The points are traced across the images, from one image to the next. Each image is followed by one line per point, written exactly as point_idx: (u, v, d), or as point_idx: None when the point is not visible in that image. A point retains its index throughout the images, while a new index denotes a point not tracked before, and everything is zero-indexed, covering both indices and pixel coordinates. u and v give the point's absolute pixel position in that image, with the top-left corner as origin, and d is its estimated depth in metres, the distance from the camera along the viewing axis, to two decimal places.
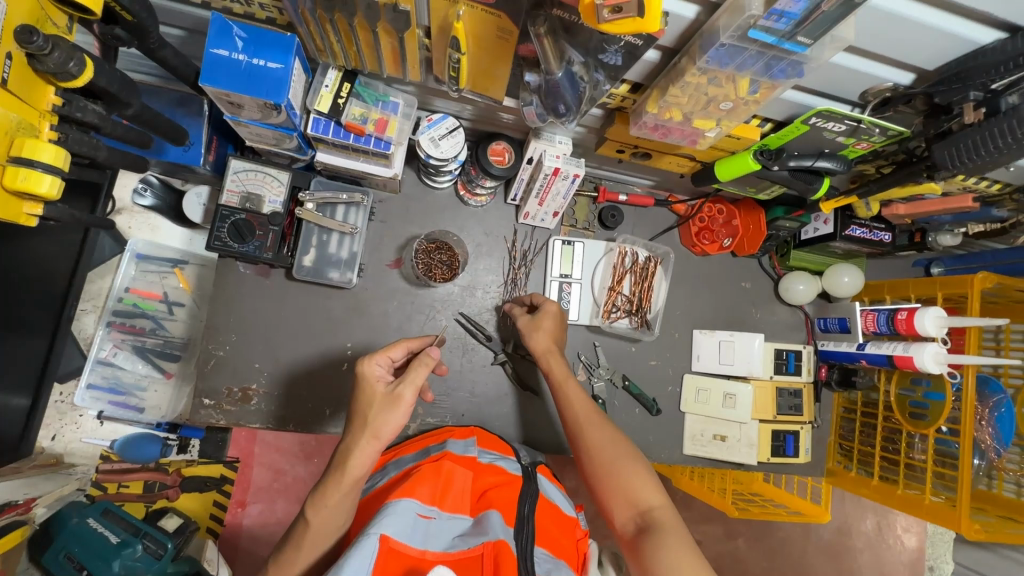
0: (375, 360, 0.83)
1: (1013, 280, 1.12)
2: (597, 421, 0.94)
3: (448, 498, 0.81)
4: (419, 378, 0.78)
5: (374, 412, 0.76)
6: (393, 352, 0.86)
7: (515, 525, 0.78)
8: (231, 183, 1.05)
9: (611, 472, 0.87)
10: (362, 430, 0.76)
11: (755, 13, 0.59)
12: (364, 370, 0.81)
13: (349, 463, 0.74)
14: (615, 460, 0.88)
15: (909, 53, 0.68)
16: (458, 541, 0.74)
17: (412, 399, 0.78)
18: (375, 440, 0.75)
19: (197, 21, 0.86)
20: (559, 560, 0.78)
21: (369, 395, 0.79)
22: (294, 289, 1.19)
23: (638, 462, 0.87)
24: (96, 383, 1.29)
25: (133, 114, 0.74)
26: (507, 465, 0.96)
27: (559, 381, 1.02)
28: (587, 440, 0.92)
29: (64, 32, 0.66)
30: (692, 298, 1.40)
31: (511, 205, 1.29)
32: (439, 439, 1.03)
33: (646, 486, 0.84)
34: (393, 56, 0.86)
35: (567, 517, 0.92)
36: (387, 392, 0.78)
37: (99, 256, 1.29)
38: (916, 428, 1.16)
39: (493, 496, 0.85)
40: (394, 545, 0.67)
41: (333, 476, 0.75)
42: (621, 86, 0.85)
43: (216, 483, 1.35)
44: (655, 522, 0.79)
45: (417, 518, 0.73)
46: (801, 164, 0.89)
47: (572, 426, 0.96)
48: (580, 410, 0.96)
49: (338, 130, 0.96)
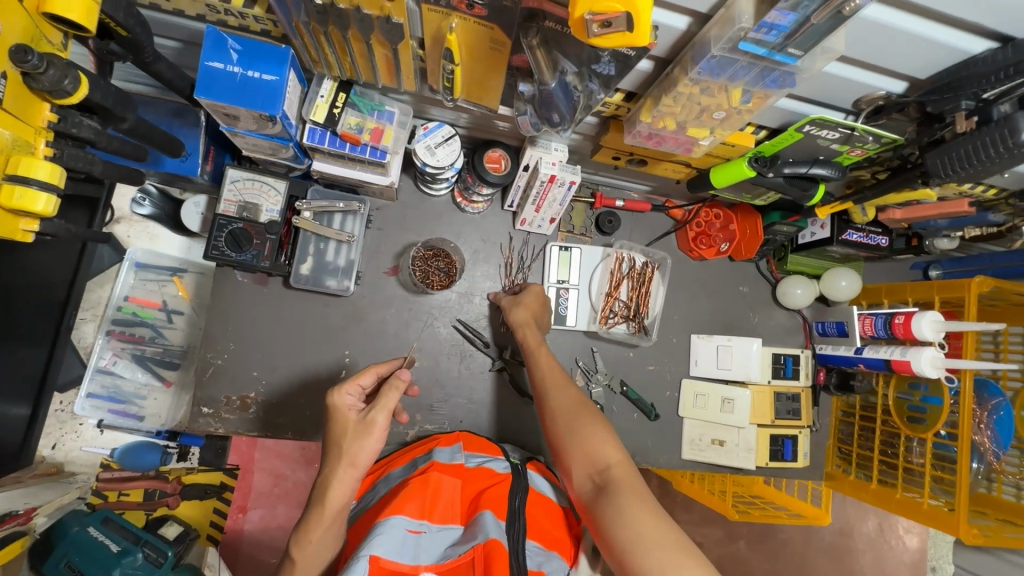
0: (345, 390, 0.82)
1: (1011, 284, 1.12)
2: (564, 387, 0.97)
3: (436, 510, 0.81)
4: (391, 402, 0.78)
5: (346, 443, 0.76)
6: (362, 379, 0.86)
7: (508, 519, 0.79)
8: (228, 193, 1.06)
9: (571, 433, 0.89)
10: (338, 459, 0.76)
11: (745, 25, 0.59)
12: (335, 402, 0.81)
13: (328, 494, 0.75)
14: (576, 421, 0.90)
15: (900, 62, 0.68)
16: (450, 551, 0.75)
17: (386, 424, 0.77)
18: (352, 468, 0.75)
19: (193, 33, 0.86)
20: (551, 553, 0.80)
21: (343, 425, 0.78)
22: (291, 297, 1.19)
23: (599, 423, 0.89)
24: (96, 392, 1.29)
25: (129, 127, 0.75)
26: (496, 465, 0.96)
27: (532, 350, 1.06)
28: (552, 404, 0.95)
29: (59, 49, 0.66)
30: (689, 303, 1.40)
31: (508, 211, 1.30)
32: (426, 448, 1.03)
33: (605, 445, 0.86)
34: (388, 67, 0.86)
35: (559, 508, 0.92)
36: (359, 420, 0.78)
37: (99, 265, 1.30)
38: (915, 432, 1.16)
39: (485, 497, 0.84)
40: (383, 564, 0.68)
41: (314, 509, 0.75)
42: (615, 95, 0.86)
43: (215, 490, 1.35)
44: (611, 480, 0.80)
45: (406, 534, 0.74)
46: (796, 171, 0.89)
47: (539, 394, 0.99)
48: (546, 378, 1.00)
49: (334, 140, 0.96)
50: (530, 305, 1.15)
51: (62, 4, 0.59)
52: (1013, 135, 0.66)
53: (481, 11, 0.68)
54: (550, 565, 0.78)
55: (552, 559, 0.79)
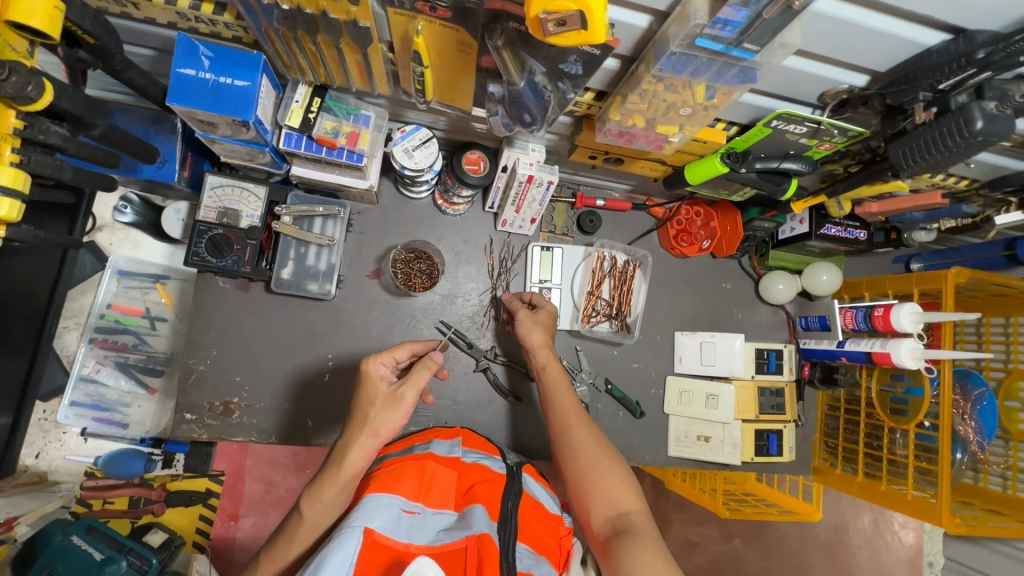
0: (380, 360, 0.89)
1: (989, 275, 1.12)
2: (584, 420, 0.97)
3: (432, 493, 0.83)
4: (421, 381, 0.84)
5: (374, 413, 0.82)
6: (396, 353, 0.92)
7: (500, 521, 0.79)
8: (207, 200, 1.06)
9: (592, 472, 0.90)
10: (362, 428, 0.81)
11: (700, 22, 0.60)
12: (368, 369, 0.87)
13: (346, 460, 0.80)
14: (597, 461, 0.90)
15: (858, 57, 0.69)
16: (443, 534, 0.75)
17: (413, 401, 0.83)
18: (374, 438, 0.80)
19: (166, 41, 0.87)
20: (541, 557, 0.80)
21: (372, 394, 0.84)
22: (273, 302, 1.19)
23: (619, 466, 0.90)
24: (79, 401, 1.29)
25: (100, 134, 0.76)
26: (492, 463, 0.95)
27: (551, 377, 1.04)
28: (572, 436, 0.94)
29: (23, 55, 0.64)
30: (672, 301, 1.41)
31: (489, 213, 1.31)
32: (425, 438, 1.02)
33: (624, 490, 0.87)
34: (360, 72, 0.87)
35: (552, 514, 0.92)
36: (389, 393, 0.84)
37: (80, 273, 1.30)
38: (897, 423, 1.17)
39: (479, 490, 0.84)
40: (376, 538, 0.70)
41: (331, 470, 0.80)
42: (585, 95, 0.87)
43: (201, 497, 1.35)
44: (631, 526, 0.82)
45: (400, 513, 0.76)
46: (768, 166, 0.89)
47: (557, 424, 0.97)
48: (566, 407, 0.98)
49: (311, 144, 0.97)
50: (540, 318, 1.13)
51: (26, 11, 0.58)
52: (968, 125, 0.67)
53: (445, 13, 0.69)
54: (540, 568, 0.77)
55: (542, 563, 0.79)
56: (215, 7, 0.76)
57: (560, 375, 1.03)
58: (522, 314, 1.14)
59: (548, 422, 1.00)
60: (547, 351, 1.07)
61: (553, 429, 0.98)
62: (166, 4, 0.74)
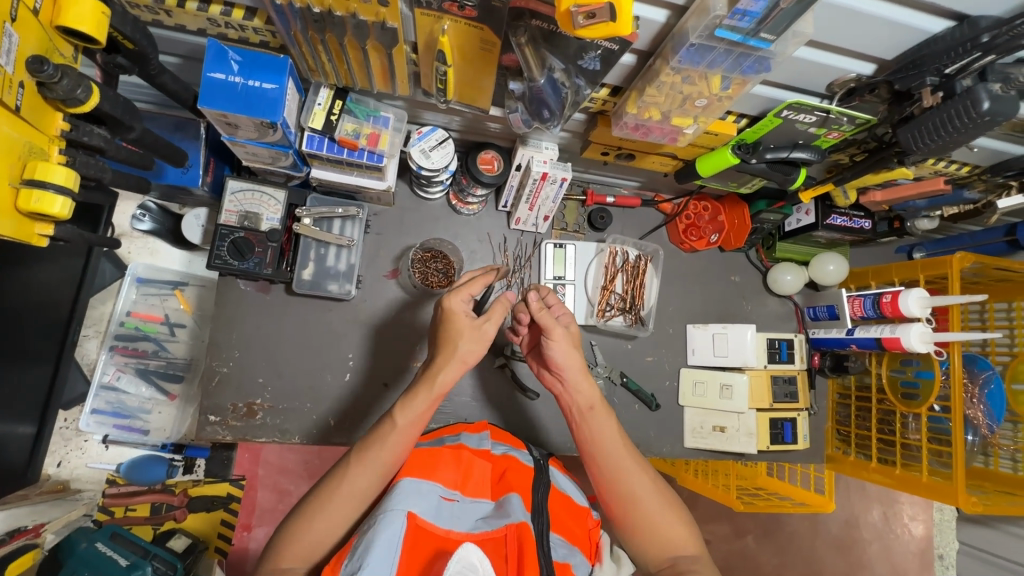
0: (459, 296, 0.84)
1: (993, 260, 1.15)
2: (637, 463, 0.85)
3: (470, 482, 0.82)
4: (501, 317, 0.84)
5: (462, 344, 0.82)
6: (473, 288, 0.85)
7: (534, 512, 0.77)
8: (229, 203, 1.08)
9: (654, 521, 0.82)
10: (451, 357, 0.82)
11: (720, 13, 0.63)
12: (449, 305, 0.82)
13: (438, 377, 0.81)
14: (658, 509, 0.83)
15: (866, 45, 0.73)
16: (482, 522, 0.75)
17: (493, 336, 0.84)
18: (461, 364, 0.82)
19: (195, 48, 0.90)
20: (575, 547, 0.78)
21: (457, 328, 0.82)
22: (294, 304, 1.21)
23: (676, 507, 0.85)
24: (100, 408, 1.31)
25: (136, 137, 0.78)
26: (521, 455, 0.93)
27: (597, 413, 0.87)
28: (628, 483, 0.83)
29: (70, 62, 0.69)
30: (682, 295, 1.43)
31: (503, 212, 1.33)
32: (454, 431, 1.01)
33: (687, 533, 0.83)
34: (383, 73, 0.90)
35: (580, 506, 0.89)
36: (474, 327, 0.83)
37: (101, 281, 1.32)
38: (909, 408, 1.19)
39: (512, 478, 0.84)
40: (419, 523, 0.69)
41: (423, 384, 0.82)
42: (601, 90, 0.90)
43: (222, 502, 1.36)
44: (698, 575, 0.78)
45: (439, 500, 0.76)
46: (777, 155, 0.93)
47: (609, 470, 0.84)
48: (619, 449, 0.85)
49: (332, 146, 1.00)
50: (573, 337, 0.89)
51: (75, 17, 0.63)
52: (975, 106, 0.71)
53: (471, 13, 0.72)
54: (575, 559, 0.75)
55: (578, 554, 0.76)
56: (246, 13, 0.79)
57: (609, 414, 0.87)
58: (560, 332, 0.87)
59: (594, 464, 0.86)
60: (590, 382, 0.88)
61: (602, 474, 0.85)
62: (199, 10, 0.77)
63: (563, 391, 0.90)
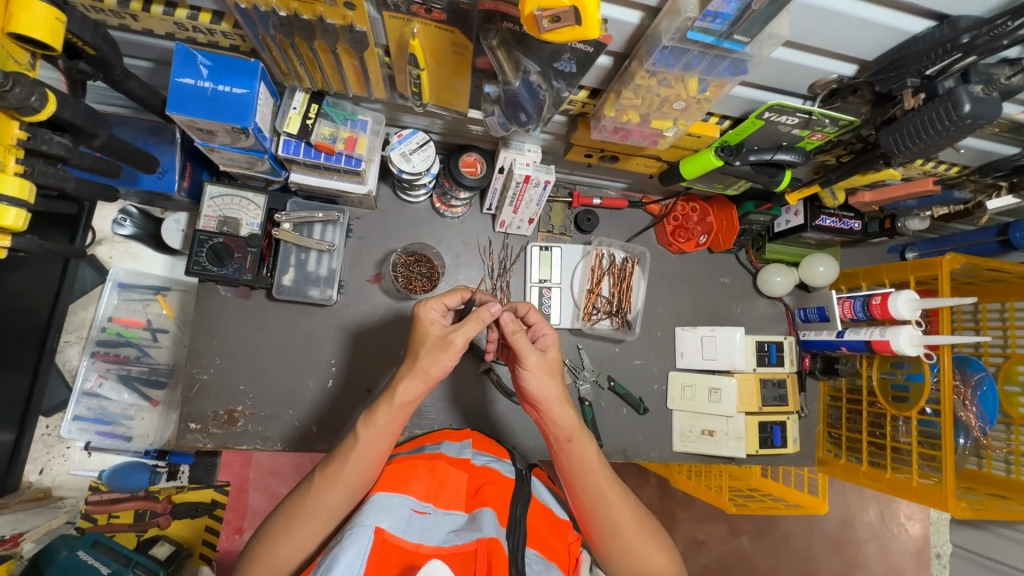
0: (431, 304, 0.84)
1: (983, 260, 1.12)
2: (619, 492, 0.84)
3: (443, 493, 0.81)
4: (474, 329, 0.80)
5: (423, 354, 0.80)
6: (448, 300, 0.87)
7: (508, 526, 0.75)
8: (207, 209, 1.06)
9: (634, 548, 0.82)
10: (412, 368, 0.80)
11: (691, 15, 0.62)
12: (420, 312, 0.83)
13: (398, 390, 0.80)
14: (638, 537, 0.83)
15: (845, 46, 0.71)
16: (453, 535, 0.73)
17: (461, 347, 0.80)
18: (423, 375, 0.80)
19: (164, 52, 0.88)
20: (551, 563, 0.76)
21: (424, 336, 0.81)
22: (275, 309, 1.20)
23: (656, 533, 0.85)
24: (82, 415, 1.29)
25: (101, 145, 0.77)
26: (502, 467, 0.91)
27: (579, 444, 0.84)
28: (609, 514, 0.83)
29: (26, 69, 0.68)
30: (671, 297, 1.42)
31: (487, 214, 1.31)
32: (435, 440, 1.00)
33: (665, 558, 0.84)
34: (357, 78, 0.88)
35: (560, 520, 0.87)
36: (439, 336, 0.81)
37: (81, 286, 1.31)
38: (900, 411, 1.18)
39: (488, 493, 0.81)
40: (387, 538, 0.68)
41: (383, 398, 0.81)
42: (580, 92, 0.88)
43: (207, 508, 1.37)
44: None
45: (411, 513, 0.75)
46: (762, 158, 0.90)
47: (591, 502, 0.83)
48: (601, 480, 0.83)
49: (309, 151, 0.97)
50: (549, 364, 0.84)
51: (28, 23, 0.61)
52: (956, 108, 0.69)
53: (440, 15, 0.71)
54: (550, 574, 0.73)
55: (552, 569, 0.74)
56: (213, 17, 0.78)
57: (591, 445, 0.84)
58: (535, 359, 0.83)
59: (575, 494, 0.85)
60: (569, 411, 0.84)
61: (584, 504, 0.84)
62: (164, 14, 0.75)
63: (542, 420, 0.87)
